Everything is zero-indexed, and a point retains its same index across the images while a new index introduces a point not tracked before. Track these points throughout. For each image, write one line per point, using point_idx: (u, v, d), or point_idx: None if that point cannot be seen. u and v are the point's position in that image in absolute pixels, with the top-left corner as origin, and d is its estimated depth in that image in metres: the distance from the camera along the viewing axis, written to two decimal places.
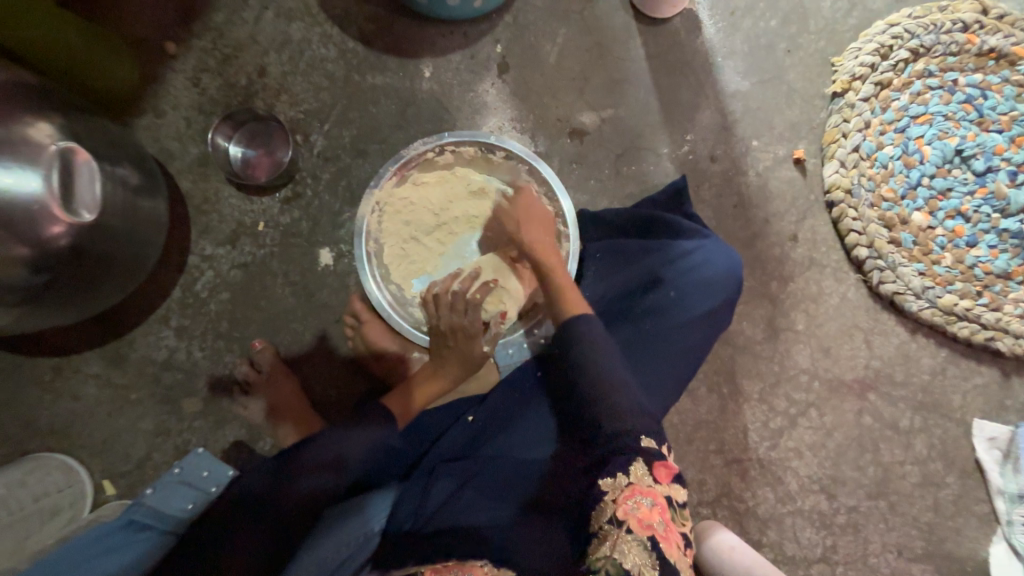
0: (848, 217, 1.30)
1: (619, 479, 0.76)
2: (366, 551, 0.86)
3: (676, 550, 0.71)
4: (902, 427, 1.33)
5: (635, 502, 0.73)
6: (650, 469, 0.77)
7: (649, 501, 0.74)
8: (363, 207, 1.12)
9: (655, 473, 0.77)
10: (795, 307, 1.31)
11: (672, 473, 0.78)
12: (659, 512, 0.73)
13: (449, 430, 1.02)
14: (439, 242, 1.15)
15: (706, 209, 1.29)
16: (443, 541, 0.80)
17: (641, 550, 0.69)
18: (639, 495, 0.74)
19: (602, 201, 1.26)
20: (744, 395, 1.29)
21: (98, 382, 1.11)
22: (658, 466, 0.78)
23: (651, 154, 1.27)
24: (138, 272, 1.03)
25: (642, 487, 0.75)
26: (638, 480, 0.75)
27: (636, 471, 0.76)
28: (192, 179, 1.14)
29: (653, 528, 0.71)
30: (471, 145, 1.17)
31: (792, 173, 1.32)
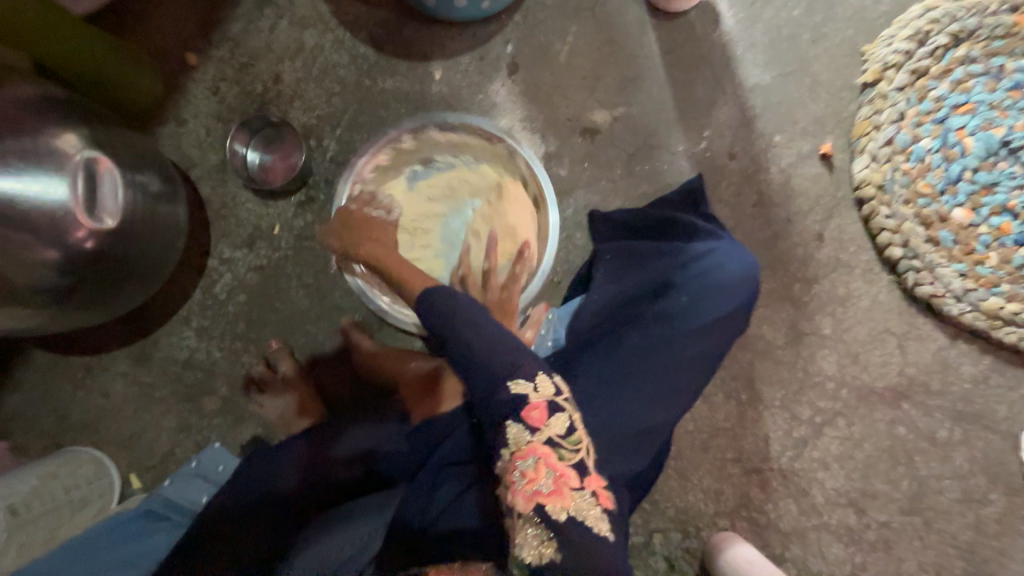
0: (880, 215, 1.23)
1: (505, 458, 0.72)
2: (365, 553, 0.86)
3: (567, 497, 0.70)
4: (940, 438, 1.24)
5: (517, 475, 0.70)
6: (523, 424, 0.71)
7: (530, 464, 0.70)
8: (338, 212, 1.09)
9: (528, 421, 0.71)
10: (820, 311, 1.24)
11: (546, 410, 0.72)
12: (542, 464, 0.70)
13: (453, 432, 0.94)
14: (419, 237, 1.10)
15: (724, 208, 1.24)
16: (444, 545, 0.82)
17: (534, 529, 0.68)
18: (519, 463, 0.71)
19: (614, 200, 1.24)
20: (764, 402, 1.23)
21: (126, 380, 1.16)
22: (527, 413, 0.71)
23: (666, 152, 1.24)
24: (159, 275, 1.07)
25: (522, 449, 0.71)
26: (517, 445, 0.71)
27: (513, 435, 0.71)
28: (212, 185, 1.18)
29: (539, 493, 0.69)
30: (433, 125, 1.10)
31: (818, 169, 1.25)
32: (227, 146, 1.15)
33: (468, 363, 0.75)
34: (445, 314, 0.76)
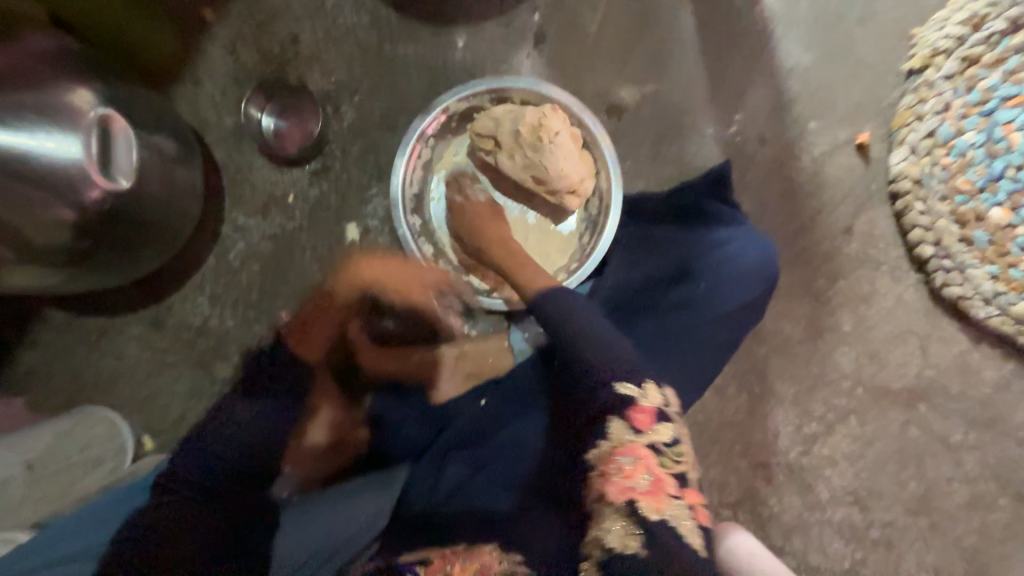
0: (913, 210, 1.17)
1: (602, 448, 0.77)
2: (368, 534, 0.88)
3: (665, 500, 0.73)
4: (953, 442, 1.22)
5: (616, 464, 0.75)
6: (627, 421, 0.77)
7: (630, 461, 0.75)
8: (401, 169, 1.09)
9: (631, 421, 0.77)
10: (842, 307, 1.21)
11: (652, 415, 0.77)
12: (642, 465, 0.75)
13: (462, 412, 1.03)
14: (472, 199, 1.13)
15: (752, 196, 1.20)
16: (456, 526, 0.88)
17: (625, 521, 0.71)
18: (618, 455, 0.76)
19: (638, 183, 1.19)
20: (777, 396, 1.21)
21: (141, 342, 1.17)
22: (633, 415, 0.77)
23: (694, 135, 1.19)
24: (175, 240, 1.06)
25: (623, 445, 0.76)
26: (619, 439, 0.76)
27: (614, 430, 0.77)
28: (227, 149, 1.16)
29: (633, 488, 0.73)
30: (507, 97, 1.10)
31: (853, 160, 1.20)
32: (244, 109, 1.15)
33: (581, 350, 0.84)
34: (566, 311, 0.89)
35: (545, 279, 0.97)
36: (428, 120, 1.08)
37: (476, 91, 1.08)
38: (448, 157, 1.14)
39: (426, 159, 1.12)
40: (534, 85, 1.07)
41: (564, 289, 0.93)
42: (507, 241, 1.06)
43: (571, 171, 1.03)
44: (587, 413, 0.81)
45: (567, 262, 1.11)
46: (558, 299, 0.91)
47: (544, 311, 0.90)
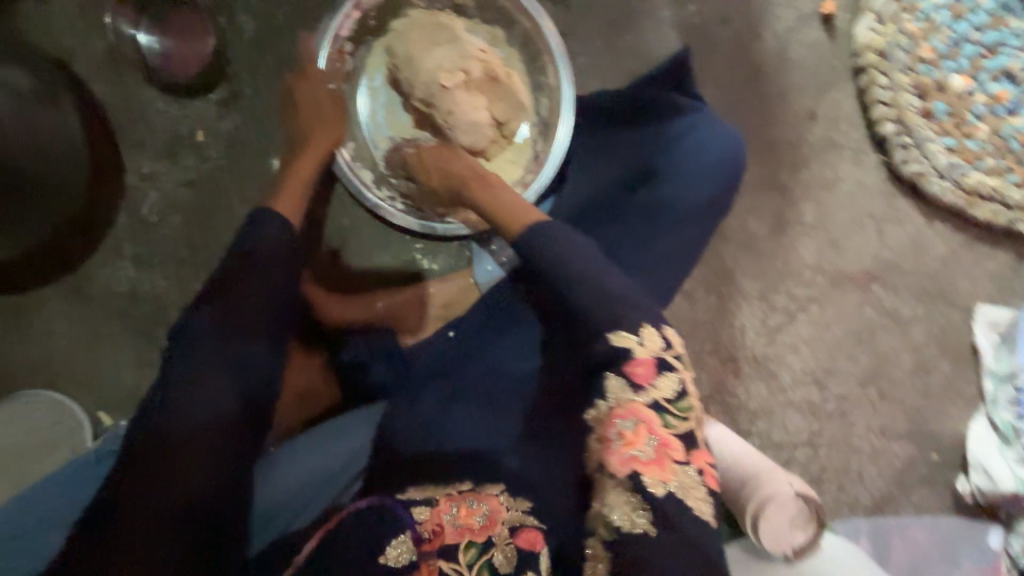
0: (876, 86, 1.12)
1: (599, 409, 0.67)
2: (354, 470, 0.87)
3: (669, 470, 0.63)
4: (903, 316, 1.29)
5: (616, 430, 0.64)
6: (626, 377, 0.66)
7: (630, 425, 0.64)
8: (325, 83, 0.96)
9: (631, 377, 0.66)
10: (805, 198, 1.19)
11: (652, 366, 0.66)
12: (645, 429, 0.64)
13: (428, 346, 0.99)
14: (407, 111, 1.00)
15: (715, 85, 1.11)
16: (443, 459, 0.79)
17: (628, 497, 0.61)
18: (618, 419, 0.65)
19: (593, 82, 1.08)
20: (743, 294, 1.23)
21: (65, 318, 1.05)
22: (631, 368, 0.66)
23: (650, 20, 1.07)
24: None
25: (621, 407, 0.65)
26: (617, 400, 0.66)
27: (612, 388, 0.67)
28: (107, 81, 0.97)
29: (637, 458, 0.62)
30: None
31: (818, 35, 1.11)
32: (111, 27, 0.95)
33: (577, 296, 0.71)
34: (544, 241, 0.74)
35: (533, 210, 0.80)
36: (341, 19, 0.94)
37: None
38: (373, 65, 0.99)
39: (346, 69, 0.98)
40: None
41: (558, 225, 0.76)
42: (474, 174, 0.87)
43: (481, 126, 0.93)
44: (589, 360, 0.70)
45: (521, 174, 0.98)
46: (543, 234, 0.75)
47: (536, 251, 0.74)
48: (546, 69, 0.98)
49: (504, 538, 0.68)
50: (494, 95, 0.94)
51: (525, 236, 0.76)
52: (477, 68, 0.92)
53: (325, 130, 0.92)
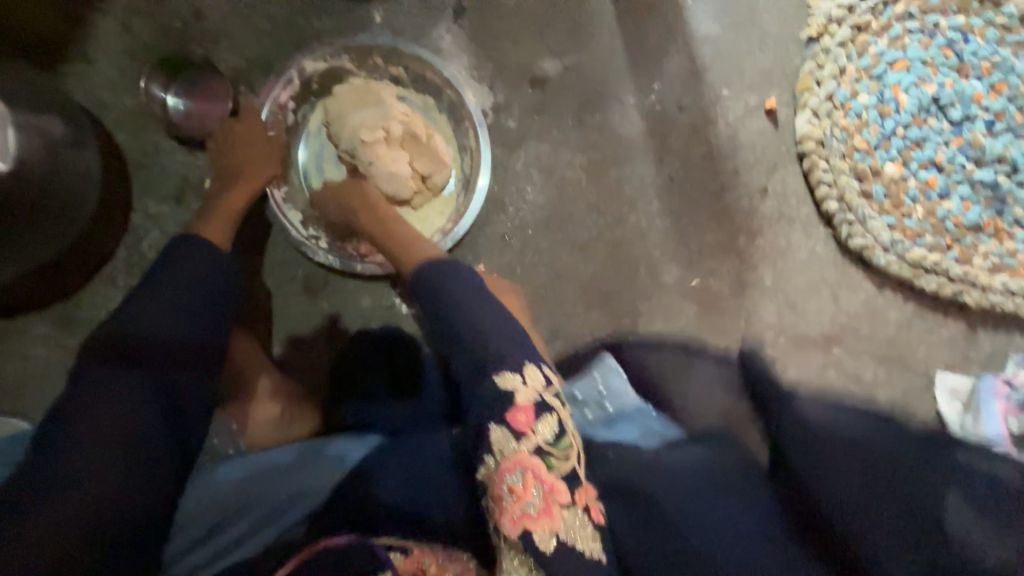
0: (818, 169, 1.26)
1: (489, 465, 0.73)
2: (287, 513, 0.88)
3: (556, 518, 0.68)
4: (865, 379, 1.33)
5: (507, 486, 0.70)
6: (510, 429, 0.72)
7: (518, 480, 0.70)
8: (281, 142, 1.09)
9: (512, 426, 0.72)
10: (762, 262, 1.29)
11: (532, 412, 0.73)
12: (532, 479, 0.70)
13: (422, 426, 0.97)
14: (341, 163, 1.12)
15: (674, 160, 1.25)
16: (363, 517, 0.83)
17: (521, 555, 0.67)
18: (508, 473, 0.70)
19: (565, 152, 1.21)
20: (709, 350, 1.28)
21: (46, 344, 1.08)
22: (512, 416, 0.72)
23: (617, 104, 1.22)
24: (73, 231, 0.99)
25: (508, 458, 0.71)
26: (505, 453, 0.71)
27: (498, 441, 0.72)
28: (130, 132, 1.08)
29: (527, 513, 0.68)
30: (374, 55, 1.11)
31: (764, 123, 1.27)
32: (144, 87, 1.07)
33: (456, 337, 0.79)
34: (437, 292, 0.82)
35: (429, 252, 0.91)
36: (283, 83, 1.07)
37: (331, 50, 1.07)
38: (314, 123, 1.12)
39: (287, 121, 1.10)
40: (400, 44, 1.08)
41: (448, 267, 0.85)
42: (380, 225, 0.97)
43: (401, 177, 1.05)
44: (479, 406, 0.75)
45: (443, 224, 1.13)
46: (432, 278, 0.83)
47: (419, 295, 0.84)
48: (469, 133, 1.13)
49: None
50: (414, 151, 1.07)
51: (421, 279, 0.85)
52: (398, 128, 1.05)
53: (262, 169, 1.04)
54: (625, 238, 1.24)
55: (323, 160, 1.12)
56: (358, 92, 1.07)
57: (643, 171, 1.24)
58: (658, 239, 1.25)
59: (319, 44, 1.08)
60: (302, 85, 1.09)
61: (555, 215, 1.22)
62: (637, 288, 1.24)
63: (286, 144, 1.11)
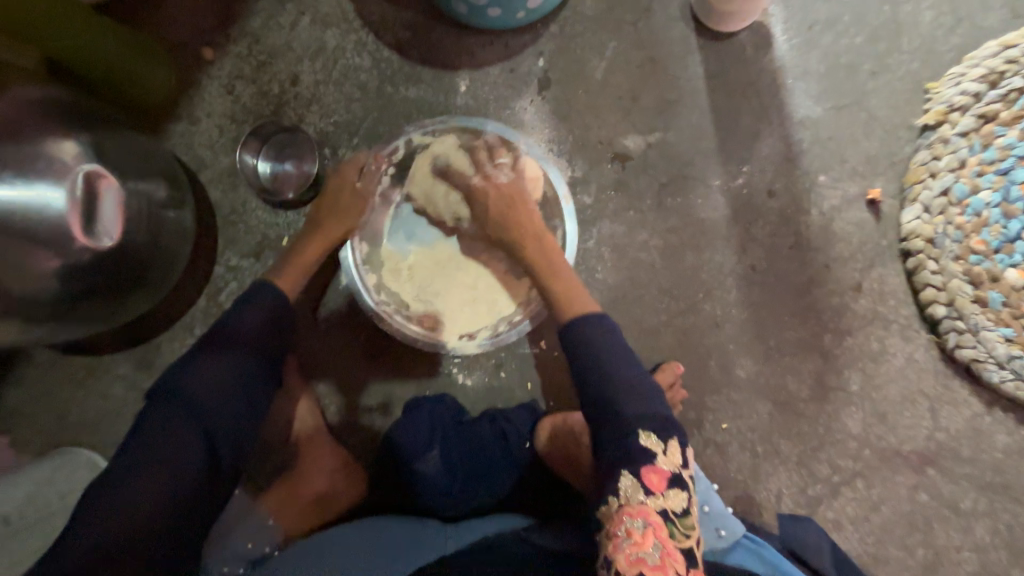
0: (926, 270, 1.14)
1: (610, 504, 0.76)
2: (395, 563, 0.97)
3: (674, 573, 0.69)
4: (963, 508, 1.17)
5: (626, 528, 0.73)
6: (639, 481, 0.76)
7: (639, 525, 0.73)
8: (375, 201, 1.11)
9: (645, 483, 0.76)
10: (849, 365, 1.17)
11: (664, 478, 0.76)
12: (652, 533, 0.72)
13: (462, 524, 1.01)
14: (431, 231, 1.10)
15: (758, 248, 1.17)
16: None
17: None
18: (629, 517, 0.74)
19: (641, 233, 1.16)
20: (781, 456, 1.17)
21: (127, 382, 1.14)
22: (646, 474, 0.76)
23: (700, 185, 1.16)
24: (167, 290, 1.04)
25: (633, 506, 0.74)
26: (628, 500, 0.75)
27: (626, 486, 0.76)
28: (222, 189, 1.14)
29: (644, 560, 0.70)
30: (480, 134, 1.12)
31: (863, 215, 1.17)
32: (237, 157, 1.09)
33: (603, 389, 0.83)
34: (592, 335, 0.89)
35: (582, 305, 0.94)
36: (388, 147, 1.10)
37: (441, 126, 1.10)
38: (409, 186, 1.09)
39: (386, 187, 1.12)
40: (509, 135, 1.11)
41: (601, 317, 0.91)
42: (543, 238, 1.00)
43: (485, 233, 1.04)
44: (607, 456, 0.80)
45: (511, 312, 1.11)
46: (591, 327, 0.89)
47: (579, 331, 0.89)
48: (557, 231, 1.13)
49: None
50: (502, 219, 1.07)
51: (571, 328, 0.90)
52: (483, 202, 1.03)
53: (338, 223, 1.04)
54: (697, 327, 1.16)
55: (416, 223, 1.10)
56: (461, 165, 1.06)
57: (723, 257, 1.17)
58: (733, 331, 1.16)
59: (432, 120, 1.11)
60: (406, 153, 1.11)
61: (624, 296, 1.16)
62: (707, 381, 1.16)
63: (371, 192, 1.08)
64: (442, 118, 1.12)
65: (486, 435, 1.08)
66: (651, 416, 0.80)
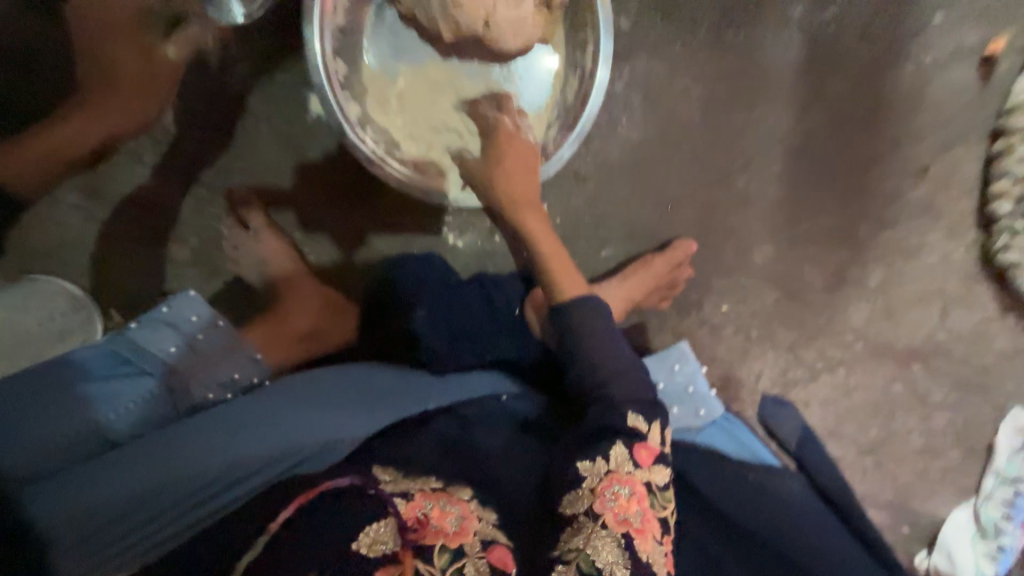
0: (1015, 156, 0.95)
1: (598, 464, 0.63)
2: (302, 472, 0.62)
3: (650, 543, 0.60)
4: (931, 400, 1.22)
5: (614, 493, 0.61)
6: (631, 453, 0.66)
7: (627, 491, 0.62)
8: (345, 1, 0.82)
9: (635, 456, 0.66)
10: (876, 259, 1.07)
11: (653, 454, 0.67)
12: (637, 502, 0.62)
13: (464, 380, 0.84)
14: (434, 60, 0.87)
15: (823, 111, 0.95)
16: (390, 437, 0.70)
17: (611, 544, 0.57)
18: (617, 484, 0.62)
19: (685, 77, 0.93)
20: (773, 341, 1.14)
21: (78, 212, 0.98)
22: (636, 448, 0.67)
23: (774, 16, 0.90)
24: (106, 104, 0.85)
25: (620, 474, 0.63)
26: (618, 467, 0.64)
27: (617, 453, 0.65)
28: None
29: (629, 523, 0.60)
30: None
31: (968, 75, 0.93)
32: None
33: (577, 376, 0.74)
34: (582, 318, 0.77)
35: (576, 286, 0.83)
36: None
37: None
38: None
39: None
40: None
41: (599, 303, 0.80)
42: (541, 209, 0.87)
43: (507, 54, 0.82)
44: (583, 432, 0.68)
45: None
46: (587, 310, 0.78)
47: (572, 313, 0.78)
48: (587, 50, 0.87)
49: (477, 550, 0.54)
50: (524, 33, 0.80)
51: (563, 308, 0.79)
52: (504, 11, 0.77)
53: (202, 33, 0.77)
54: (725, 202, 1.02)
55: (412, 43, 0.87)
56: None
57: (777, 118, 0.95)
58: (763, 211, 1.02)
59: None
60: None
61: (651, 157, 0.98)
62: (719, 263, 1.07)
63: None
64: None
65: (476, 298, 0.96)
66: (636, 400, 0.71)
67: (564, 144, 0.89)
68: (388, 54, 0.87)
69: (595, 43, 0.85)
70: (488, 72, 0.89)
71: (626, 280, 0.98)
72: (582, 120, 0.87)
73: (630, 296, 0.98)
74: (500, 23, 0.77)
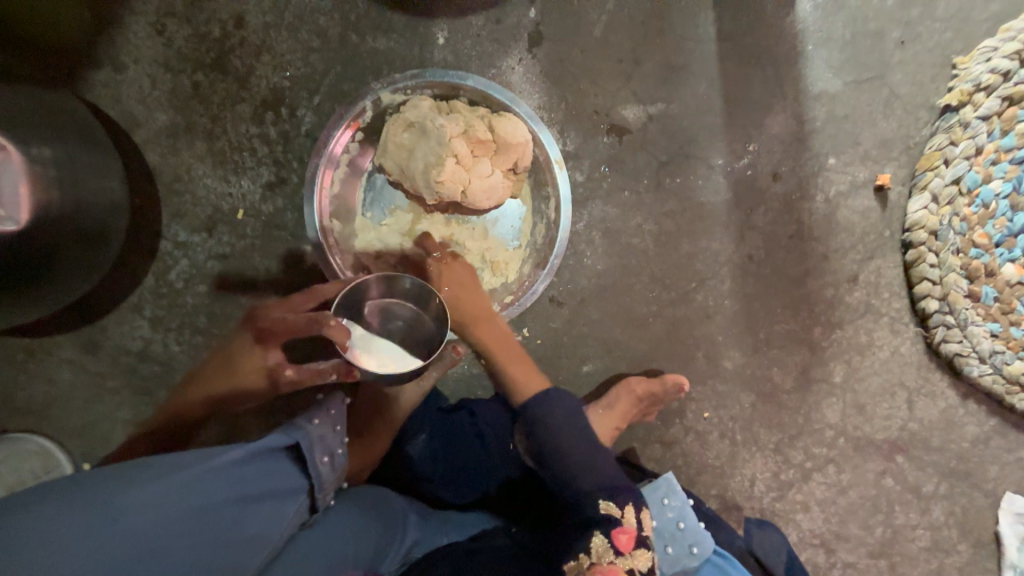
0: (924, 263, 1.10)
1: (568, 551, 0.81)
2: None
3: None
4: (924, 492, 1.21)
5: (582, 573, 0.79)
6: (592, 532, 0.83)
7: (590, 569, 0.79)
8: (338, 174, 0.96)
9: (614, 542, 0.84)
10: (835, 357, 1.15)
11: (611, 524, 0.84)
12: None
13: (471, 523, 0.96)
14: (424, 214, 0.98)
15: (757, 236, 1.11)
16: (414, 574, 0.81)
17: None
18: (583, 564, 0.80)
19: (635, 216, 1.08)
20: (759, 444, 1.16)
21: (73, 367, 0.99)
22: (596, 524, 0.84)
23: (702, 165, 1.08)
24: (90, 276, 0.89)
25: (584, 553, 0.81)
26: (582, 548, 0.81)
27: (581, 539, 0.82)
28: (161, 152, 0.98)
29: None
30: (466, 91, 0.96)
31: (868, 202, 1.12)
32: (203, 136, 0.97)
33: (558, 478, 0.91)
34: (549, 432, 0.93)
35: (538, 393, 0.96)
36: (356, 110, 0.94)
37: (415, 83, 0.94)
38: (384, 155, 0.93)
39: (352, 157, 0.97)
40: (494, 90, 0.95)
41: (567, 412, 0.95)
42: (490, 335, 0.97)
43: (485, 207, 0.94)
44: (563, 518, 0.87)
45: (501, 294, 1.02)
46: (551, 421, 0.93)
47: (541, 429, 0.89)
48: (549, 201, 1.01)
49: None
50: (495, 191, 0.93)
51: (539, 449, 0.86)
52: (477, 180, 0.91)
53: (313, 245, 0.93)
54: (687, 317, 1.11)
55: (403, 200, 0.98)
56: (431, 127, 0.89)
57: (718, 243, 1.10)
58: (723, 322, 1.12)
59: (403, 75, 0.95)
60: (375, 115, 0.96)
61: (615, 281, 1.09)
62: (692, 371, 1.12)
63: (348, 164, 0.97)
64: (419, 71, 0.96)
65: (466, 428, 1.02)
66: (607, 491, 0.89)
67: (537, 282, 1.00)
68: (379, 214, 0.98)
69: (556, 196, 1.00)
70: (467, 220, 0.99)
71: (610, 407, 1.03)
72: (551, 260, 1.00)
73: (616, 425, 1.02)
74: (476, 191, 0.91)
